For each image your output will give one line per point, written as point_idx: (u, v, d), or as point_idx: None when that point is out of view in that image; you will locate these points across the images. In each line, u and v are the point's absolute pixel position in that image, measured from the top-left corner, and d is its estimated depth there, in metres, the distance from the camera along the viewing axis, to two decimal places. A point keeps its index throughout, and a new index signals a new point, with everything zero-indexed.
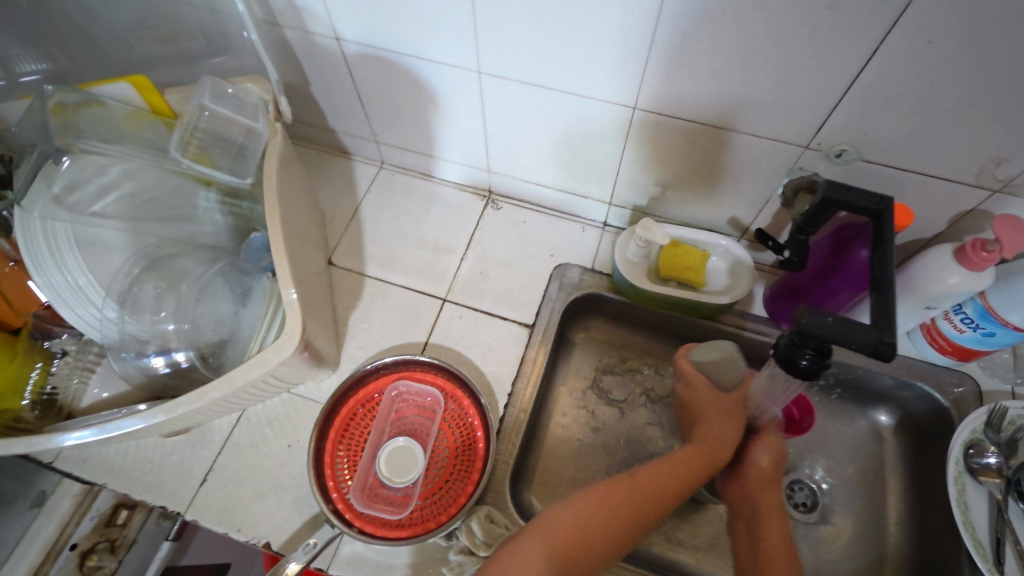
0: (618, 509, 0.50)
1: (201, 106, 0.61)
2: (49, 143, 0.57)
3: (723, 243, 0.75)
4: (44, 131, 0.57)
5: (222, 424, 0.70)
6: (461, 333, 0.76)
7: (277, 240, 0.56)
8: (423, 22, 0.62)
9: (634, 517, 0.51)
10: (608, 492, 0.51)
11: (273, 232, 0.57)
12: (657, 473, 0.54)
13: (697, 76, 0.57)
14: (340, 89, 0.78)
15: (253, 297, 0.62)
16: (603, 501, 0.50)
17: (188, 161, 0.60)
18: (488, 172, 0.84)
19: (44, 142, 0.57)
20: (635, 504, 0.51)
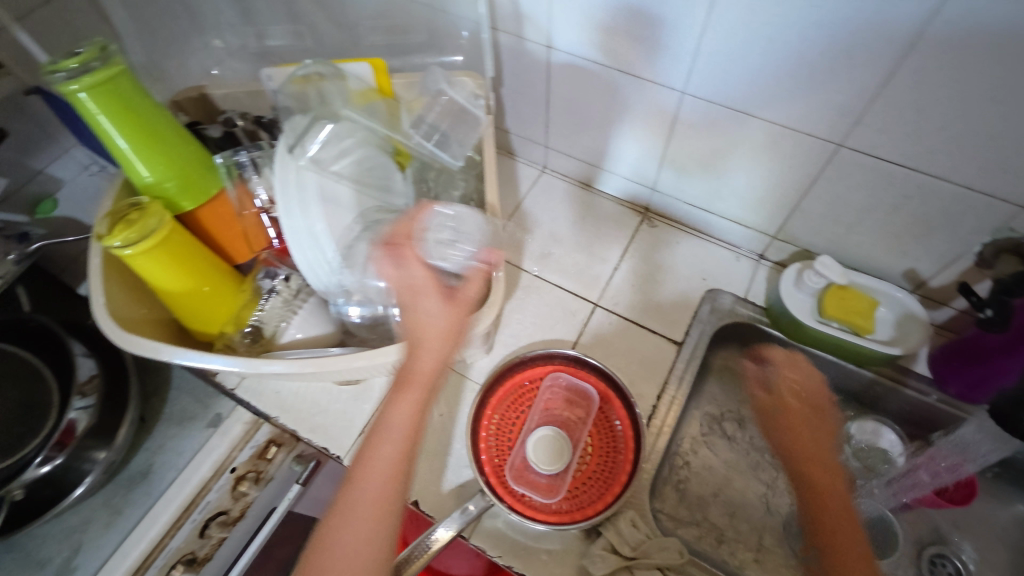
0: (371, 514, 0.48)
1: (442, 91, 0.69)
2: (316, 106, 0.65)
3: (898, 294, 0.73)
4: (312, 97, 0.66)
5: (384, 383, 0.75)
6: (610, 338, 0.78)
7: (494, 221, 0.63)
8: (642, 39, 0.65)
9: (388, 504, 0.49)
10: (360, 501, 0.49)
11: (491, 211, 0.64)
12: (374, 463, 0.51)
13: (921, 121, 0.57)
14: (531, 93, 0.83)
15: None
16: (378, 514, 0.48)
17: (420, 138, 0.67)
18: (652, 189, 0.86)
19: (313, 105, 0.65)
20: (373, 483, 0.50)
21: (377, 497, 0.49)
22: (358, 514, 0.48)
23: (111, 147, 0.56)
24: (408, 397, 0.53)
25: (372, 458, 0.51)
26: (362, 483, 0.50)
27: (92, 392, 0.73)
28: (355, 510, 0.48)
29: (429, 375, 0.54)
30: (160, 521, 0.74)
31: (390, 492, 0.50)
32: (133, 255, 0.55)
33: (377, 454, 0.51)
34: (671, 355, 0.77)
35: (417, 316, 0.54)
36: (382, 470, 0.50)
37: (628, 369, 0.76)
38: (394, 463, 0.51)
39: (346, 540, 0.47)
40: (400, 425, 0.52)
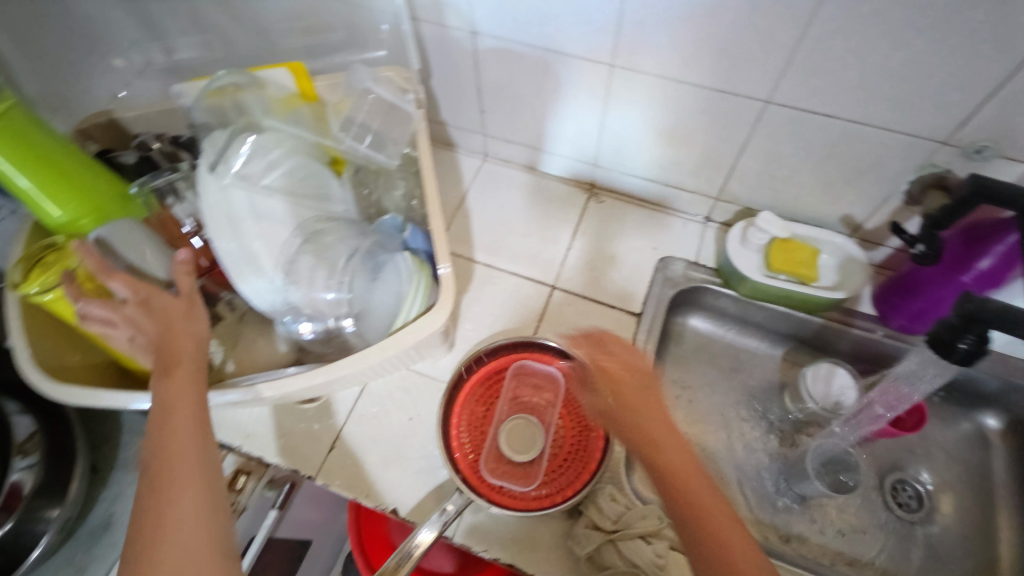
0: (172, 501, 0.42)
1: (367, 88, 0.68)
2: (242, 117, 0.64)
3: (838, 240, 0.76)
4: (237, 108, 0.64)
5: (347, 395, 0.73)
6: (570, 319, 0.79)
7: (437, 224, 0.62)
8: (565, 15, 0.64)
9: (191, 483, 0.43)
10: (163, 492, 0.42)
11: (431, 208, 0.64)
12: (170, 455, 0.44)
13: (842, 71, 0.58)
14: (461, 81, 0.81)
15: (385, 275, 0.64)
16: (174, 493, 0.42)
17: (350, 141, 0.65)
18: (594, 165, 0.86)
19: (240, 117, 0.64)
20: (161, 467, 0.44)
21: (173, 478, 0.43)
22: (162, 508, 0.42)
23: (14, 189, 0.53)
24: (164, 385, 0.48)
25: (166, 451, 0.45)
26: (159, 475, 0.43)
27: (35, 449, 0.71)
28: (150, 513, 0.41)
29: (192, 357, 0.51)
30: None
31: (188, 475, 0.44)
32: (54, 300, 0.54)
33: (163, 446, 0.45)
34: (632, 327, 0.78)
35: (179, 331, 0.52)
36: (173, 459, 0.44)
37: (591, 347, 0.77)
38: (189, 450, 0.45)
39: (163, 519, 0.41)
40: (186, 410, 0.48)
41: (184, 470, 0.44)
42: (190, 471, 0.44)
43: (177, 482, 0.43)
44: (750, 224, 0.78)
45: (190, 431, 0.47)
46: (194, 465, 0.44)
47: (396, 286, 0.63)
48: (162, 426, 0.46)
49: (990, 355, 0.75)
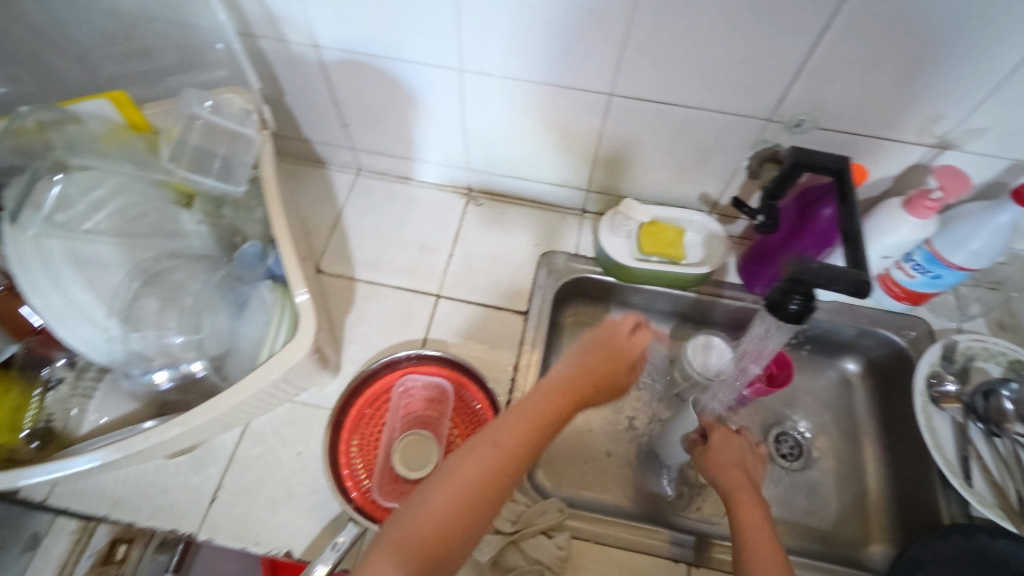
0: (454, 490, 0.49)
1: (196, 116, 0.64)
2: (54, 152, 0.59)
3: (698, 218, 0.81)
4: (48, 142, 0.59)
5: (226, 439, 0.68)
6: (458, 326, 0.78)
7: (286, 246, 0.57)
8: (404, 22, 0.63)
9: (512, 471, 0.52)
10: (449, 479, 0.50)
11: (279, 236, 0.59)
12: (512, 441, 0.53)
13: (671, 59, 0.61)
14: (316, 95, 0.78)
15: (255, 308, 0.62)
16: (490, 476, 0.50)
17: (182, 171, 0.61)
18: (467, 169, 0.86)
19: (49, 153, 0.59)
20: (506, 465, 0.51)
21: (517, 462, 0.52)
22: (475, 468, 0.50)
23: None
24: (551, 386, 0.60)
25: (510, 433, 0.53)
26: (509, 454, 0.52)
27: None
28: (484, 455, 0.51)
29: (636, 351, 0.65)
30: None
31: (487, 474, 0.50)
32: None
33: (507, 436, 0.53)
34: (520, 326, 0.79)
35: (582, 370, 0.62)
36: (512, 448, 0.52)
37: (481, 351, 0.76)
38: (528, 443, 0.53)
39: (425, 510, 0.48)
40: (544, 417, 0.56)
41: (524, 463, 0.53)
42: (502, 472, 0.51)
43: (504, 465, 0.51)
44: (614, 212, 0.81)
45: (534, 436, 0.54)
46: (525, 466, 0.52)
47: (256, 317, 0.61)
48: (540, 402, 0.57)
49: (839, 305, 0.82)
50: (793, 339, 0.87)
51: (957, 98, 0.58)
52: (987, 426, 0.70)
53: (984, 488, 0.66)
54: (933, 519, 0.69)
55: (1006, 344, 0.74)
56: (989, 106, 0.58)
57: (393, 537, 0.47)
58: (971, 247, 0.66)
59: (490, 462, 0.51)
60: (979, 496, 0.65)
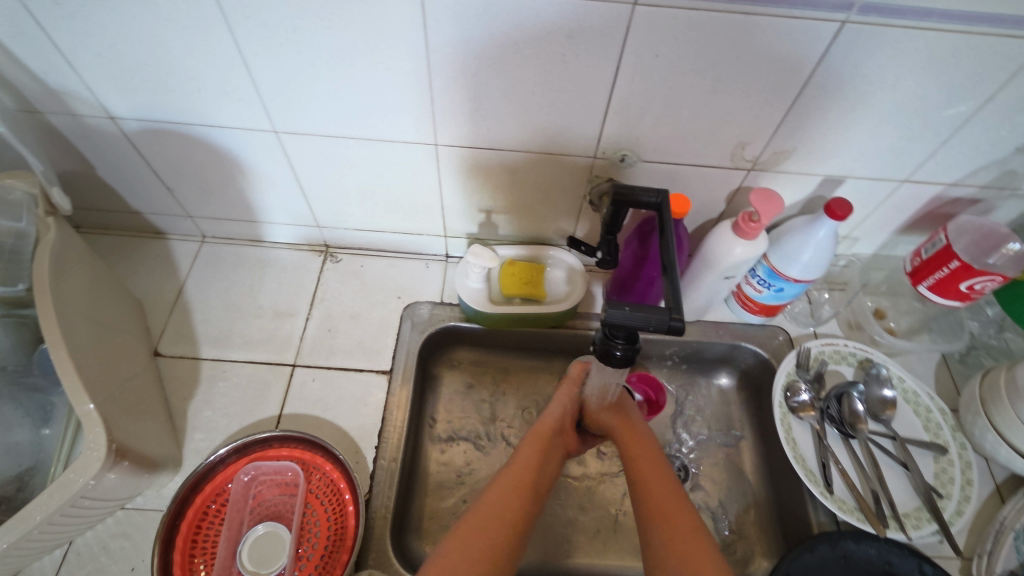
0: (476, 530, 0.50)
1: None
2: None
3: (553, 253, 0.81)
4: None
5: (44, 565, 0.60)
6: (317, 395, 0.73)
7: (62, 353, 0.53)
8: (199, 91, 0.60)
9: (514, 510, 0.53)
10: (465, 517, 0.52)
11: (54, 335, 0.53)
12: (512, 478, 0.57)
13: (483, 108, 0.61)
14: (131, 167, 0.72)
15: (58, 417, 0.59)
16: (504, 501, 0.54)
17: None
18: (319, 227, 0.83)
19: None
20: (509, 501, 0.54)
21: (514, 492, 0.55)
22: (492, 501, 0.54)
23: None
24: (537, 433, 0.64)
25: (511, 476, 0.57)
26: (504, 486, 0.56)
27: None
28: (496, 497, 0.54)
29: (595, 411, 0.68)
30: None
31: (502, 514, 0.53)
32: None
33: (501, 486, 0.56)
34: (384, 386, 0.75)
35: (550, 417, 0.67)
36: (510, 491, 0.55)
37: (341, 420, 0.72)
38: (527, 482, 0.57)
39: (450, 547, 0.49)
40: (531, 464, 0.59)
41: (532, 501, 0.56)
42: (512, 511, 0.53)
43: (509, 503, 0.54)
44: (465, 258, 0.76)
45: (529, 477, 0.57)
46: (524, 504, 0.55)
47: (59, 430, 0.58)
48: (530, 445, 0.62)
49: (704, 323, 0.83)
50: (669, 360, 0.86)
51: (757, 126, 0.61)
52: (842, 429, 0.72)
53: (845, 493, 0.68)
54: (805, 530, 0.70)
55: (855, 344, 0.77)
56: (785, 130, 0.61)
57: None
58: (802, 259, 0.68)
59: (501, 503, 0.54)
60: (840, 501, 0.66)
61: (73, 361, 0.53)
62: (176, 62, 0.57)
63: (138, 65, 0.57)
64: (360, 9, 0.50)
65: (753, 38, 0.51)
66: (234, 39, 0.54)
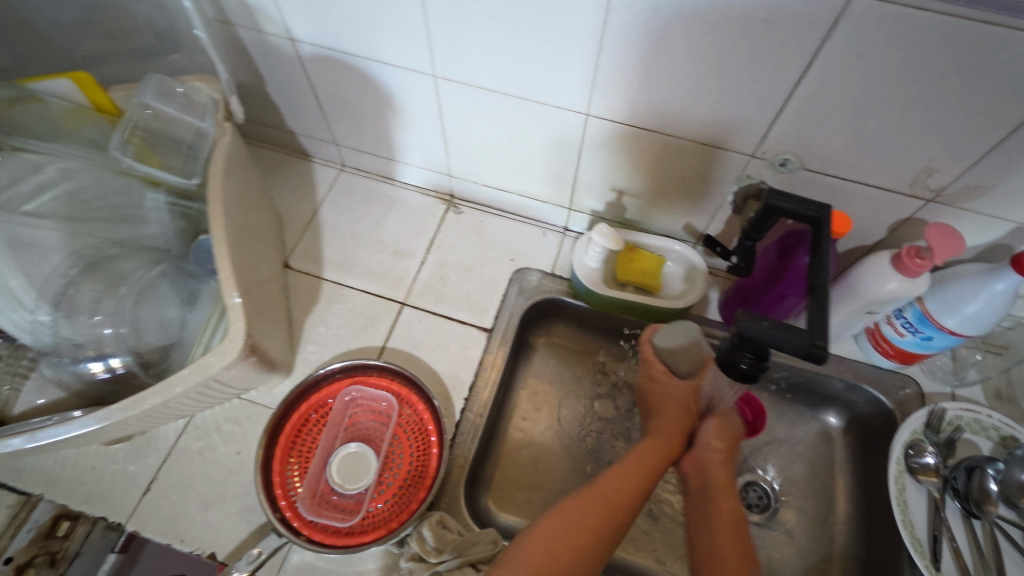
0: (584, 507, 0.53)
1: (142, 103, 0.62)
2: None
3: (678, 248, 0.77)
4: None
5: (169, 431, 0.68)
6: (419, 336, 0.76)
7: (222, 248, 0.58)
8: (375, 23, 0.61)
9: (625, 514, 0.54)
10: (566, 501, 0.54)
11: (219, 233, 0.58)
12: (631, 469, 0.57)
13: (648, 85, 0.58)
14: (297, 88, 0.77)
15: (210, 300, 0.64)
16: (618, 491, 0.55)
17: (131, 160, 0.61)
18: (449, 175, 0.84)
19: None
20: (619, 497, 0.55)
21: (631, 487, 0.56)
22: (609, 492, 0.55)
23: None
24: (664, 422, 0.63)
25: (631, 470, 0.57)
26: (620, 479, 0.56)
27: None
28: (618, 480, 0.56)
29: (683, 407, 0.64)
30: None
31: (615, 502, 0.54)
32: None
33: (619, 476, 0.56)
34: (482, 342, 0.76)
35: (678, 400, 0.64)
36: (630, 485, 0.56)
37: (439, 365, 0.74)
38: (645, 479, 0.57)
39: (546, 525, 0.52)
40: (653, 459, 0.59)
41: (648, 489, 0.57)
42: (631, 502, 0.55)
43: (627, 500, 0.55)
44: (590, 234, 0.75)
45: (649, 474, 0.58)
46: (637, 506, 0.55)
47: (206, 309, 0.63)
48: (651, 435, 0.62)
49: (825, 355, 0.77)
50: (774, 385, 0.81)
51: (955, 154, 0.54)
52: (966, 506, 0.64)
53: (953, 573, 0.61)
54: None
55: (1002, 418, 0.68)
56: (987, 164, 0.53)
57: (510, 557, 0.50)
58: (966, 311, 0.60)
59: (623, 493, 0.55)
60: None
61: (230, 257, 0.58)
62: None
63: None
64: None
65: (986, 50, 0.44)
66: None
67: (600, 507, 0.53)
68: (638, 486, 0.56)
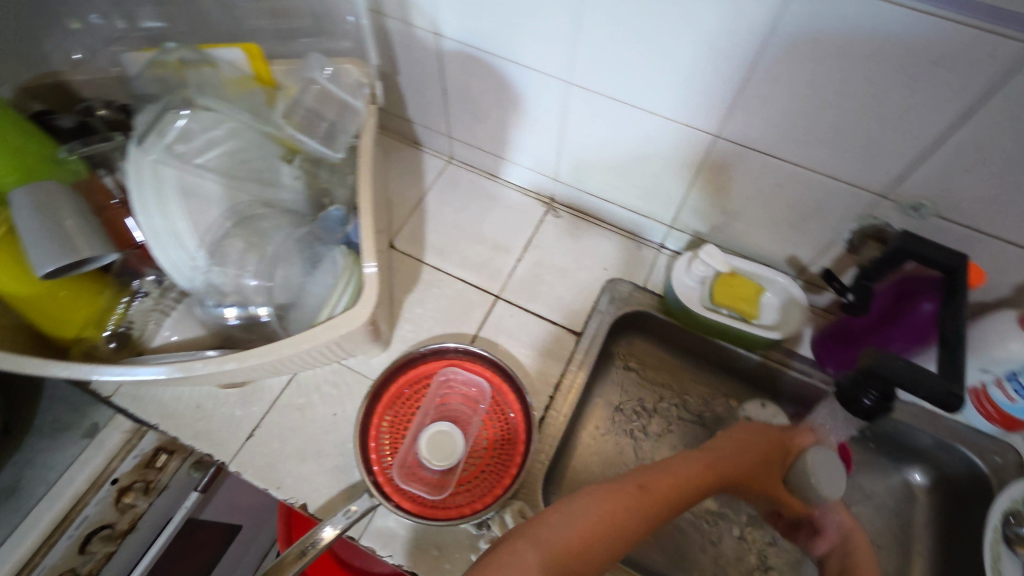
0: (630, 503, 0.52)
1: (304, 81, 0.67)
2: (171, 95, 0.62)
3: (781, 280, 0.76)
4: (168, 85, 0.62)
5: (273, 384, 0.72)
6: (511, 330, 0.78)
7: (366, 213, 0.60)
8: (524, 28, 0.64)
9: (654, 516, 0.53)
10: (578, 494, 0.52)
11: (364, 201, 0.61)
12: (663, 476, 0.57)
13: (789, 114, 0.58)
14: (428, 80, 0.80)
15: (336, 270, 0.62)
16: (651, 492, 0.55)
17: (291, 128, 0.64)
18: (555, 180, 0.86)
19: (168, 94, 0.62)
20: (646, 500, 0.54)
21: (666, 493, 0.55)
22: (653, 493, 0.55)
23: None
24: (732, 462, 0.65)
25: (671, 478, 0.57)
26: (657, 483, 0.56)
27: None
28: (658, 479, 0.56)
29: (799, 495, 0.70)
30: (24, 546, 0.64)
31: (655, 498, 0.54)
32: None
33: (658, 479, 0.56)
34: (570, 345, 0.78)
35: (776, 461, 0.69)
36: (671, 491, 0.56)
37: (527, 361, 0.76)
38: (678, 488, 0.57)
39: (559, 512, 0.49)
40: (689, 478, 0.59)
41: (684, 499, 0.58)
42: (668, 505, 0.55)
43: (659, 505, 0.54)
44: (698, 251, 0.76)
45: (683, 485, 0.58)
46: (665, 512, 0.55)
47: (326, 279, 0.62)
48: (693, 456, 0.63)
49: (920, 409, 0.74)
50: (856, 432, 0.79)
51: None
52: None
53: None
54: None
55: None
56: None
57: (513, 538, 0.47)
58: None
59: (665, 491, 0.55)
60: None
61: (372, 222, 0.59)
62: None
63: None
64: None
65: None
66: None
67: (633, 506, 0.52)
68: (672, 495, 0.56)
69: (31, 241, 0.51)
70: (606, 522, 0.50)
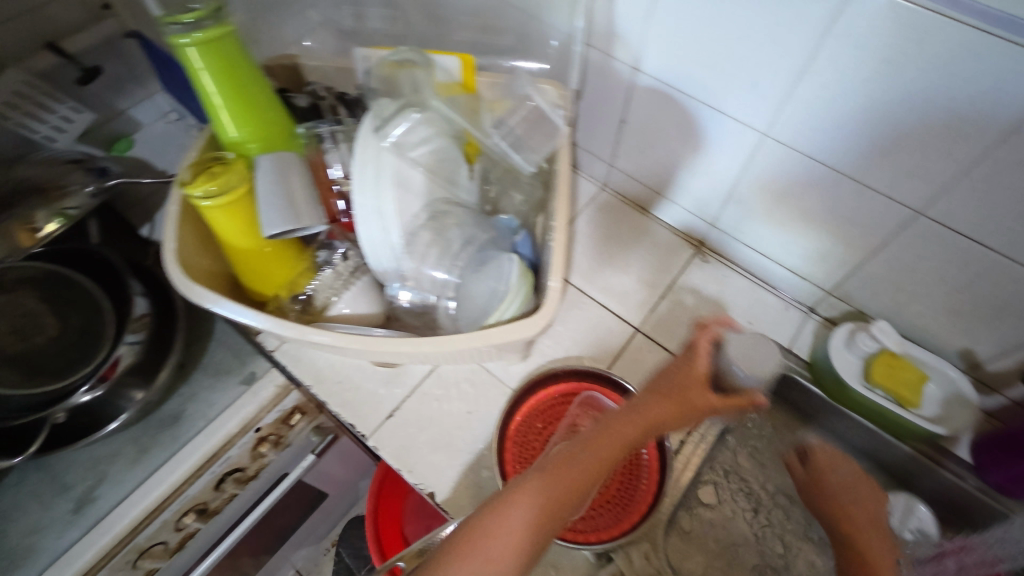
0: (561, 478, 0.54)
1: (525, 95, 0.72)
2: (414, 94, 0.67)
3: (952, 373, 0.71)
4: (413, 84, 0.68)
5: (417, 370, 0.75)
6: (647, 366, 0.78)
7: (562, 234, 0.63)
8: (733, 75, 0.64)
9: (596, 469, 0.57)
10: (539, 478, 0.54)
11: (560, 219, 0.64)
12: (615, 425, 0.60)
13: (1015, 205, 0.55)
14: (608, 110, 0.82)
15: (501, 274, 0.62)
16: (595, 451, 0.58)
17: (502, 141, 0.70)
18: (711, 224, 0.85)
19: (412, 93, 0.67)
20: (581, 457, 0.56)
21: (609, 441, 0.58)
22: (585, 458, 0.56)
23: (207, 103, 0.59)
24: (662, 401, 0.64)
25: (621, 431, 0.60)
26: (598, 440, 0.58)
27: (142, 329, 0.67)
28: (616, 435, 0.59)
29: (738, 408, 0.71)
30: (181, 470, 0.70)
31: (605, 452, 0.57)
32: (210, 208, 0.57)
33: (599, 445, 0.58)
34: None
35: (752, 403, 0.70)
36: (625, 437, 0.59)
37: None
38: (627, 437, 0.60)
39: (507, 506, 0.52)
40: (643, 420, 0.61)
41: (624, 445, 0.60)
42: (619, 454, 0.58)
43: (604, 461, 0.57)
44: (876, 325, 0.72)
45: (635, 437, 0.60)
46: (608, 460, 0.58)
47: (493, 284, 0.62)
48: (637, 407, 0.63)
49: None
50: None
51: None
52: None
53: None
54: None
55: None
56: None
57: (484, 531, 0.50)
58: None
59: (606, 449, 0.57)
60: None
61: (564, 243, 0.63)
62: (740, 49, 0.62)
63: (703, 35, 0.63)
64: (962, 75, 0.50)
65: None
66: (819, 44, 0.56)
67: (577, 468, 0.55)
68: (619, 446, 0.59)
69: (267, 203, 0.58)
70: (541, 497, 0.52)
